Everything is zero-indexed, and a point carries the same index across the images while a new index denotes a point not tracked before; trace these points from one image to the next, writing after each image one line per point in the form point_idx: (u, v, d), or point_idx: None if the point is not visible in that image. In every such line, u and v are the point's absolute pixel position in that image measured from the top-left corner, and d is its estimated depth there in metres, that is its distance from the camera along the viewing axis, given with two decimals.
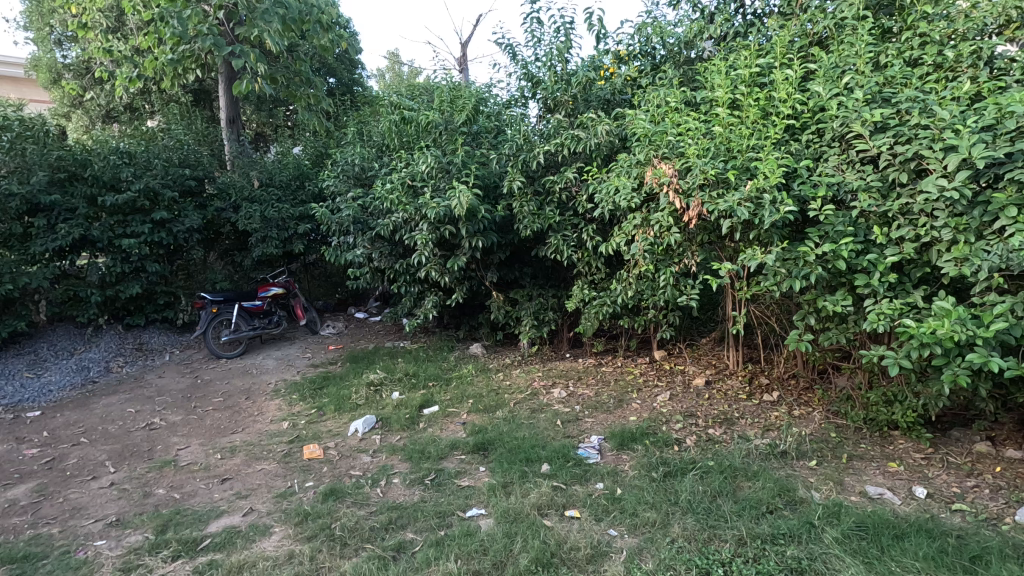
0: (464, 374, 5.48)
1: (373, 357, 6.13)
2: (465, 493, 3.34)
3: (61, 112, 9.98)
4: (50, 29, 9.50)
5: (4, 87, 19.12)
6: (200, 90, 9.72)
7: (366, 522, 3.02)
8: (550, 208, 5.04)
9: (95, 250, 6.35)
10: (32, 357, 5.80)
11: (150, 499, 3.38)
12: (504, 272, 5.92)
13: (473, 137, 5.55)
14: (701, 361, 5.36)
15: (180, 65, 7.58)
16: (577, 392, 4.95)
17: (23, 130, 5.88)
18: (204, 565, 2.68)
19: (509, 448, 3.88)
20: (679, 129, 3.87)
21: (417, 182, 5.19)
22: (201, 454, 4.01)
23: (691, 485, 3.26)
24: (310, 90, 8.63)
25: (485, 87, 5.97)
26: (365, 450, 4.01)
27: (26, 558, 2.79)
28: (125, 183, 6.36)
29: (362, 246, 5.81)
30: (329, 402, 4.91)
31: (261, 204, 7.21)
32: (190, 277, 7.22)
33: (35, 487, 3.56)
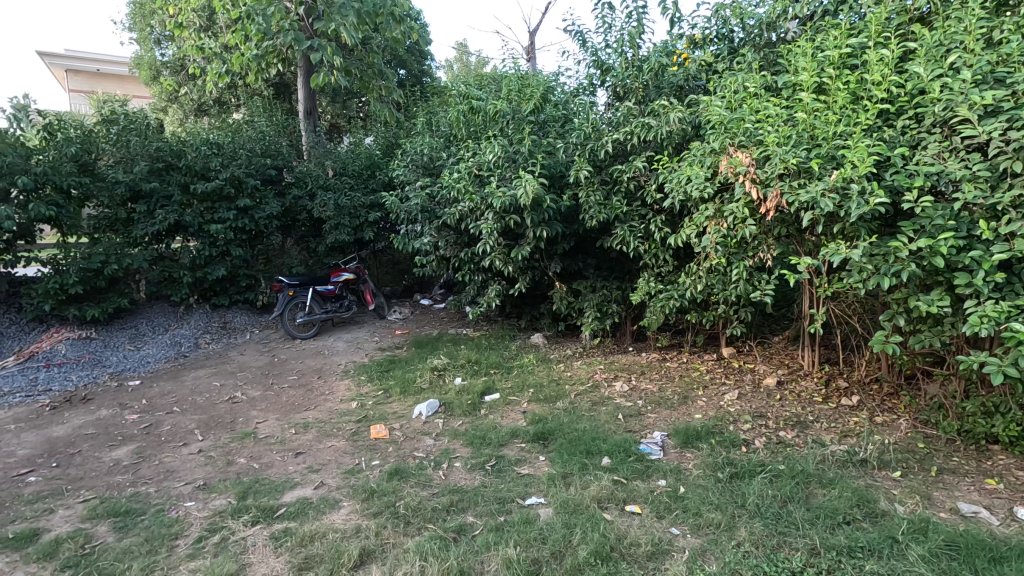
0: (526, 363, 5.51)
1: (437, 343, 6.29)
2: (524, 481, 3.37)
3: (160, 107, 10.80)
4: (151, 29, 10.29)
5: (113, 85, 20.97)
6: (280, 84, 10.23)
7: (429, 503, 3.11)
8: (617, 197, 4.95)
9: (187, 234, 6.85)
10: (133, 331, 6.35)
11: (233, 467, 3.64)
12: (568, 262, 5.89)
13: (540, 126, 5.52)
14: (773, 360, 5.12)
15: (263, 60, 8.00)
16: (639, 387, 4.87)
17: (127, 123, 6.52)
18: (280, 532, 2.85)
19: (569, 439, 3.87)
20: (759, 115, 3.67)
21: (484, 171, 5.23)
22: (277, 428, 4.27)
23: (760, 488, 3.12)
24: (382, 82, 8.90)
25: (553, 75, 5.94)
26: (428, 433, 4.12)
27: (128, 513, 3.07)
28: (214, 172, 6.79)
29: (429, 235, 5.94)
30: (395, 384, 5.09)
31: (335, 192, 7.52)
32: (269, 262, 7.66)
33: (135, 449, 3.91)
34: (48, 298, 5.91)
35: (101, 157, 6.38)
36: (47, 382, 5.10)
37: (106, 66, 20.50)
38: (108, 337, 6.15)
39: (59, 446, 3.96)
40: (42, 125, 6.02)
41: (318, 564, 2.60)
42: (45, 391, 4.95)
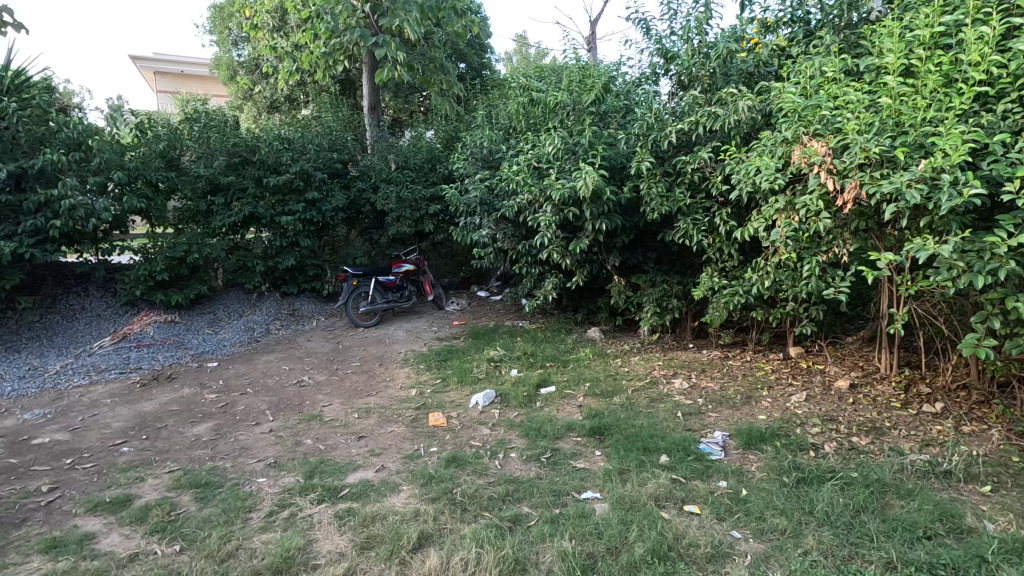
0: (582, 357, 5.47)
1: (494, 335, 6.35)
2: (580, 475, 3.35)
3: (237, 104, 11.41)
4: (228, 31, 10.90)
5: (194, 85, 22.30)
6: (346, 80, 10.57)
7: (485, 491, 3.16)
8: (680, 189, 4.80)
9: (260, 225, 7.22)
10: (211, 316, 6.79)
11: (300, 447, 3.83)
12: (627, 256, 5.79)
13: (601, 117, 5.43)
14: (845, 362, 4.85)
15: (331, 57, 8.30)
16: (699, 384, 4.74)
17: (208, 120, 6.88)
18: (344, 511, 2.98)
19: (625, 435, 3.81)
20: (837, 102, 3.45)
21: (543, 163, 5.22)
22: (341, 412, 4.45)
23: (829, 496, 2.97)
24: (443, 76, 9.02)
25: (615, 64, 5.83)
26: (484, 423, 4.18)
27: (207, 485, 3.29)
28: (285, 166, 7.12)
29: (487, 227, 5.98)
30: (453, 374, 5.19)
31: (397, 185, 7.74)
32: (335, 252, 7.97)
33: (213, 427, 4.19)
34: (138, 284, 6.40)
35: (185, 153, 6.83)
36: (137, 361, 5.54)
37: (188, 66, 21.83)
38: (189, 320, 6.61)
39: (148, 420, 4.30)
40: (134, 123, 6.51)
41: (379, 545, 2.70)
42: (136, 369, 5.39)
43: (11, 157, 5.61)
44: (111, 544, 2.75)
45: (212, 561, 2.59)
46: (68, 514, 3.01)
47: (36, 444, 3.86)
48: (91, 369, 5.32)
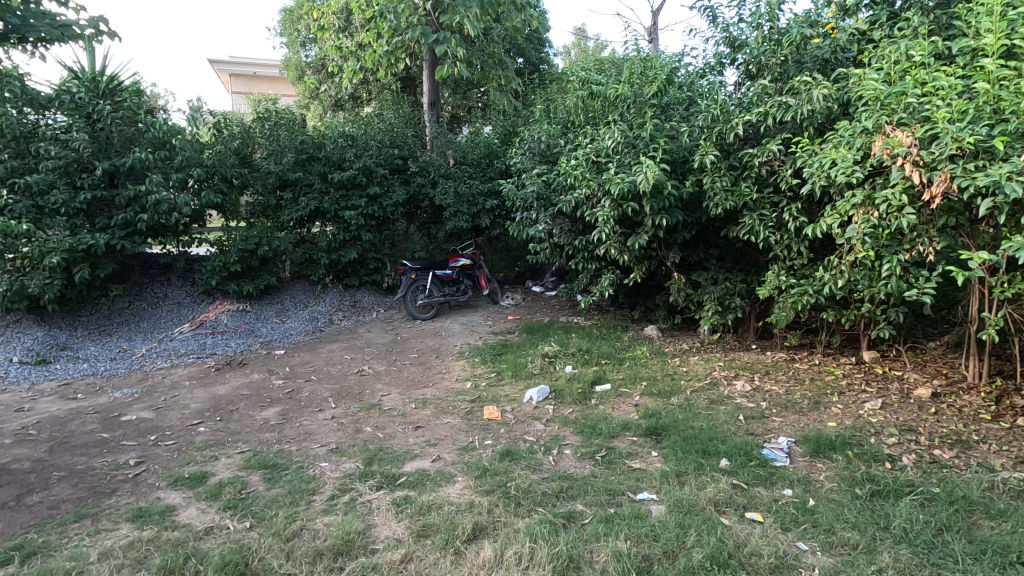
0: (639, 355, 5.36)
1: (548, 330, 6.33)
2: (635, 475, 3.29)
3: (304, 104, 11.88)
4: (297, 33, 11.40)
5: (265, 86, 23.41)
6: (407, 77, 10.79)
7: (539, 487, 3.16)
8: (746, 183, 4.61)
9: (325, 220, 7.50)
10: (279, 306, 7.12)
11: (361, 434, 3.96)
12: (688, 253, 5.63)
13: (662, 110, 5.29)
14: (926, 368, 4.52)
15: (393, 56, 8.52)
16: (763, 387, 4.54)
17: (279, 119, 7.20)
18: (401, 499, 3.06)
19: (683, 437, 3.71)
20: (926, 88, 3.20)
21: (602, 157, 5.12)
22: (399, 402, 4.57)
23: (908, 511, 2.78)
24: (502, 72, 9.06)
25: (678, 55, 5.66)
26: (538, 418, 4.17)
27: (275, 467, 3.47)
28: (349, 162, 7.36)
29: (543, 222, 5.95)
30: (507, 368, 5.21)
31: (455, 180, 7.85)
32: (394, 246, 8.18)
33: (280, 411, 4.40)
34: (214, 274, 6.80)
35: (257, 150, 7.18)
36: (212, 346, 5.90)
37: (261, 68, 22.96)
38: (259, 310, 6.96)
39: (221, 402, 4.57)
40: (212, 123, 6.91)
41: (434, 533, 2.75)
42: (211, 355, 5.74)
43: (105, 155, 6.09)
44: (189, 517, 2.94)
45: (279, 539, 2.72)
46: (152, 487, 3.24)
47: (125, 421, 4.18)
48: (172, 353, 5.71)
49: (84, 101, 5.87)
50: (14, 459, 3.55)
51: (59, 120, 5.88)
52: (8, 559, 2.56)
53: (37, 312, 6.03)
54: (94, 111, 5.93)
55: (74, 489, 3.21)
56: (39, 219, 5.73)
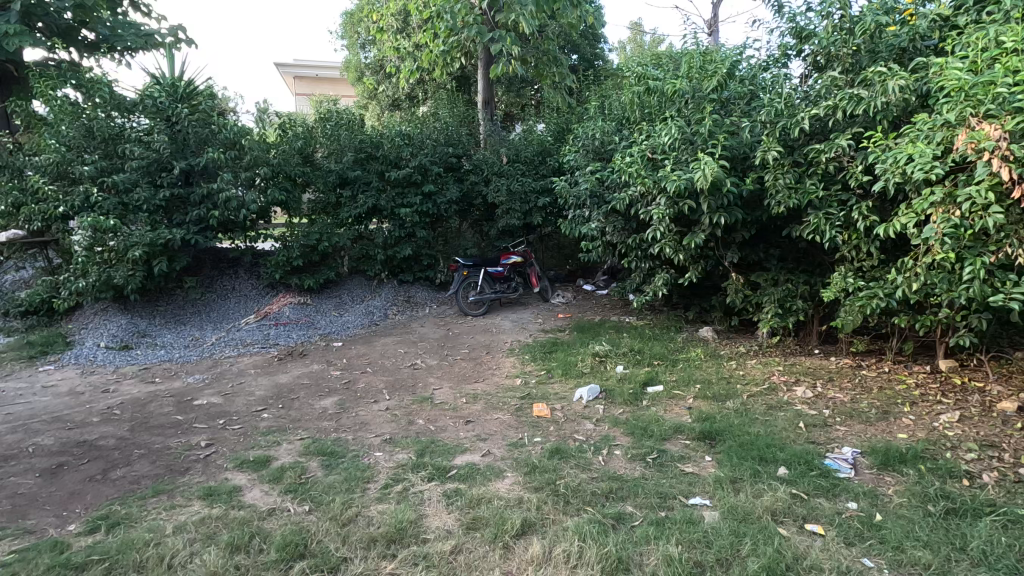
0: (693, 357, 5.23)
1: (599, 329, 6.27)
2: (688, 479, 3.22)
3: (363, 104, 12.25)
4: (358, 36, 11.77)
5: (327, 87, 24.32)
6: (462, 76, 10.94)
7: (589, 486, 3.14)
8: (811, 180, 4.40)
9: (381, 217, 7.72)
10: (337, 300, 7.39)
11: (413, 426, 4.06)
12: (747, 252, 5.44)
13: (722, 105, 5.13)
14: (1012, 380, 4.20)
15: (449, 55, 8.65)
16: (826, 394, 4.33)
17: (339, 120, 7.45)
18: (452, 491, 3.12)
19: (738, 442, 3.60)
20: (1019, 76, 2.97)
21: (658, 154, 5.02)
22: (450, 396, 4.65)
23: (987, 533, 2.60)
24: (556, 69, 9.02)
25: (739, 47, 5.47)
26: (588, 417, 4.15)
27: (332, 454, 3.60)
28: (405, 160, 7.53)
29: (596, 220, 5.89)
30: (557, 366, 5.21)
31: (508, 177, 7.90)
32: (447, 243, 8.32)
33: (338, 401, 4.57)
34: (278, 269, 7.13)
35: (318, 149, 7.46)
36: (275, 337, 6.19)
37: (323, 70, 23.87)
38: (319, 303, 7.25)
39: (283, 391, 4.79)
40: (278, 123, 7.24)
41: (484, 527, 2.79)
42: (275, 345, 6.03)
43: (182, 155, 6.50)
44: (254, 497, 3.11)
45: (335, 523, 2.83)
46: (220, 468, 3.44)
47: (197, 405, 4.46)
48: (239, 343, 6.04)
49: (164, 105, 6.28)
50: (101, 436, 3.86)
51: (142, 123, 6.32)
52: (95, 527, 2.79)
53: (121, 301, 6.51)
54: (173, 114, 6.34)
55: (152, 465, 3.46)
56: (124, 215, 6.18)
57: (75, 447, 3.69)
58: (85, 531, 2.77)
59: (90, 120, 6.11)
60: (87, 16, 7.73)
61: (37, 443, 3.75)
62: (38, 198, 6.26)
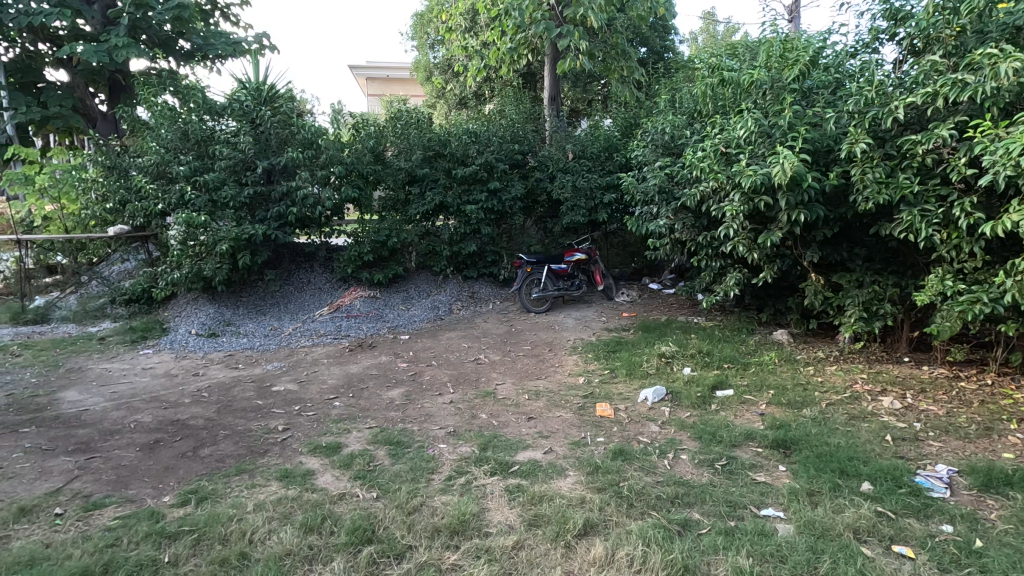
0: (766, 361, 4.98)
1: (666, 329, 6.10)
2: (760, 489, 3.06)
3: (431, 103, 12.52)
4: (427, 36, 12.04)
5: (398, 87, 25.10)
6: (529, 73, 10.95)
7: (653, 490, 3.06)
8: (905, 174, 4.07)
9: (447, 213, 7.86)
10: (405, 294, 7.60)
11: (476, 420, 4.12)
12: (828, 251, 5.12)
13: (805, 95, 4.84)
14: None
15: (516, 52, 8.68)
16: (918, 406, 4.00)
17: (409, 119, 7.65)
18: (514, 487, 3.13)
19: (815, 452, 3.39)
20: None
21: (732, 148, 4.80)
22: (513, 392, 4.67)
23: None
24: (625, 63, 8.84)
25: (824, 33, 5.14)
26: (653, 419, 4.05)
27: (398, 444, 3.71)
28: (472, 158, 7.63)
29: (664, 217, 5.72)
30: (621, 366, 5.11)
31: (573, 174, 7.86)
32: (511, 240, 8.37)
33: (404, 392, 4.70)
34: (350, 263, 7.42)
35: (389, 148, 7.69)
36: (347, 329, 6.46)
37: (393, 71, 24.59)
38: (387, 297, 7.48)
39: (353, 380, 4.99)
40: (351, 123, 7.53)
41: (546, 524, 2.78)
42: (346, 336, 6.29)
43: (265, 156, 6.89)
44: (326, 481, 3.26)
45: (402, 511, 2.92)
46: (296, 451, 3.63)
47: (275, 390, 4.73)
48: (314, 333, 6.34)
49: (250, 108, 6.67)
50: (191, 416, 4.17)
51: (230, 125, 6.75)
52: (186, 500, 3.02)
53: (209, 292, 7.00)
54: (257, 117, 6.72)
55: (235, 446, 3.70)
56: (213, 211, 6.64)
57: (169, 425, 4.01)
58: (177, 503, 3.00)
59: (185, 124, 6.60)
60: (184, 27, 8.33)
61: (138, 420, 4.10)
62: (141, 196, 6.85)
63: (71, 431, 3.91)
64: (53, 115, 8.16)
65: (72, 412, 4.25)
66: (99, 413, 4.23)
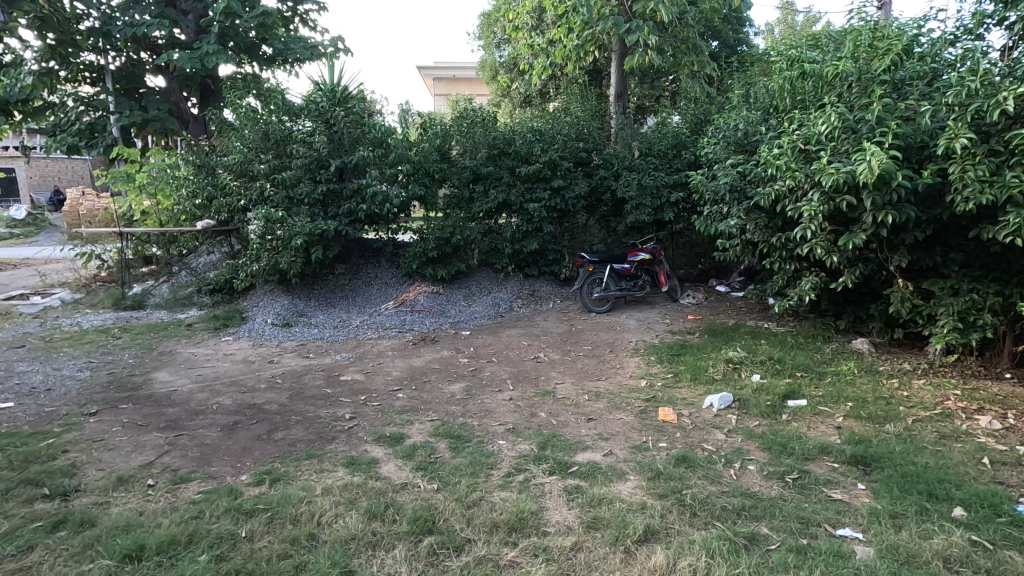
0: (844, 371, 4.69)
1: (733, 334, 5.85)
2: (836, 506, 2.88)
3: (496, 101, 12.64)
4: (494, 36, 12.17)
5: (463, 88, 25.57)
6: (595, 70, 10.83)
7: (718, 500, 2.95)
8: (1012, 171, 3.71)
9: (510, 211, 7.90)
10: (467, 291, 7.71)
11: (535, 418, 4.11)
12: (919, 256, 4.75)
13: (897, 87, 4.50)
14: None
15: (583, 49, 8.59)
16: (1021, 428, 3.64)
17: (475, 117, 7.74)
18: (572, 488, 3.11)
19: (899, 471, 3.16)
20: None
21: (812, 145, 4.55)
22: (572, 392, 4.64)
23: None
24: (695, 57, 8.56)
25: (920, 19, 4.76)
26: (719, 427, 3.90)
27: (458, 438, 3.77)
28: (536, 156, 7.64)
29: (735, 217, 5.49)
30: (686, 370, 4.95)
31: (639, 172, 7.69)
32: (573, 238, 8.31)
33: (464, 388, 4.77)
34: (415, 259, 7.61)
35: (454, 146, 7.82)
36: (411, 323, 6.64)
37: (459, 71, 25.00)
38: (449, 293, 7.61)
39: (416, 373, 5.12)
40: (419, 123, 7.71)
41: (605, 527, 2.74)
42: (410, 330, 6.47)
43: (337, 154, 7.18)
44: (389, 471, 3.35)
45: (462, 504, 2.96)
46: (361, 440, 3.76)
47: (343, 380, 4.93)
48: (379, 327, 6.55)
49: (325, 109, 6.97)
50: (267, 400, 4.42)
51: (306, 125, 7.07)
52: (261, 480, 3.20)
53: (284, 284, 7.38)
54: (332, 117, 7.00)
55: (306, 431, 3.88)
56: (290, 207, 6.99)
57: (247, 408, 4.27)
58: (253, 482, 3.19)
59: (266, 125, 6.99)
60: (268, 33, 8.83)
61: (219, 402, 4.39)
62: (226, 193, 7.32)
63: (162, 409, 4.24)
64: (152, 118, 8.84)
65: (163, 391, 4.61)
66: (186, 393, 4.56)
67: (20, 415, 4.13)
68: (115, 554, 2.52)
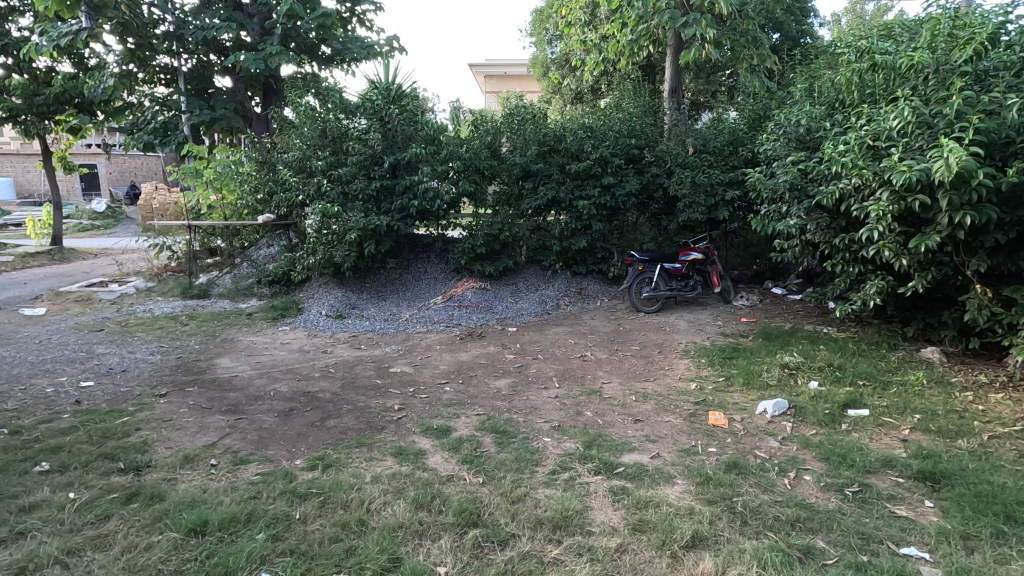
0: (912, 381, 4.42)
1: (790, 338, 5.62)
2: (901, 523, 2.73)
3: (547, 98, 12.65)
4: (546, 32, 12.17)
5: (515, 86, 25.67)
6: (648, 65, 10.64)
7: (771, 510, 2.84)
8: None
9: (559, 208, 7.85)
10: (514, 287, 7.73)
11: (582, 417, 4.08)
12: (999, 260, 4.42)
13: (979, 79, 4.20)
14: None
15: (637, 43, 8.42)
16: None
17: (526, 114, 7.74)
18: (618, 488, 3.07)
19: (973, 491, 2.96)
20: None
21: (882, 141, 4.31)
22: (619, 392, 4.58)
23: None
24: (756, 51, 8.25)
25: (1008, 5, 4.42)
26: (773, 434, 3.76)
27: (504, 434, 3.79)
28: (587, 152, 7.56)
29: (795, 216, 5.25)
30: (738, 374, 4.80)
31: (693, 169, 7.49)
32: (623, 236, 8.19)
33: (510, 383, 4.79)
34: (463, 255, 7.70)
35: (505, 143, 7.84)
36: (459, 318, 6.72)
37: (511, 70, 25.11)
38: (497, 289, 7.65)
39: (463, 367, 5.18)
40: (470, 120, 7.78)
41: (651, 531, 2.70)
42: (458, 325, 6.55)
43: (391, 151, 7.34)
44: (436, 462, 3.41)
45: (508, 498, 2.98)
46: (409, 431, 3.84)
47: (393, 372, 5.05)
48: (428, 321, 6.67)
49: (380, 107, 7.16)
50: (320, 389, 4.58)
51: (362, 123, 7.26)
52: (314, 465, 3.32)
53: (338, 277, 7.62)
54: (387, 115, 7.21)
55: (357, 420, 4.00)
56: (345, 203, 7.20)
57: (302, 396, 4.44)
58: (307, 467, 3.31)
59: (324, 123, 7.22)
60: (328, 34, 9.13)
61: (276, 388, 4.59)
62: (285, 188, 7.62)
63: (224, 393, 4.47)
64: (220, 116, 9.28)
65: (225, 376, 4.86)
66: (246, 379, 4.80)
67: (99, 393, 4.45)
68: (181, 528, 2.67)
